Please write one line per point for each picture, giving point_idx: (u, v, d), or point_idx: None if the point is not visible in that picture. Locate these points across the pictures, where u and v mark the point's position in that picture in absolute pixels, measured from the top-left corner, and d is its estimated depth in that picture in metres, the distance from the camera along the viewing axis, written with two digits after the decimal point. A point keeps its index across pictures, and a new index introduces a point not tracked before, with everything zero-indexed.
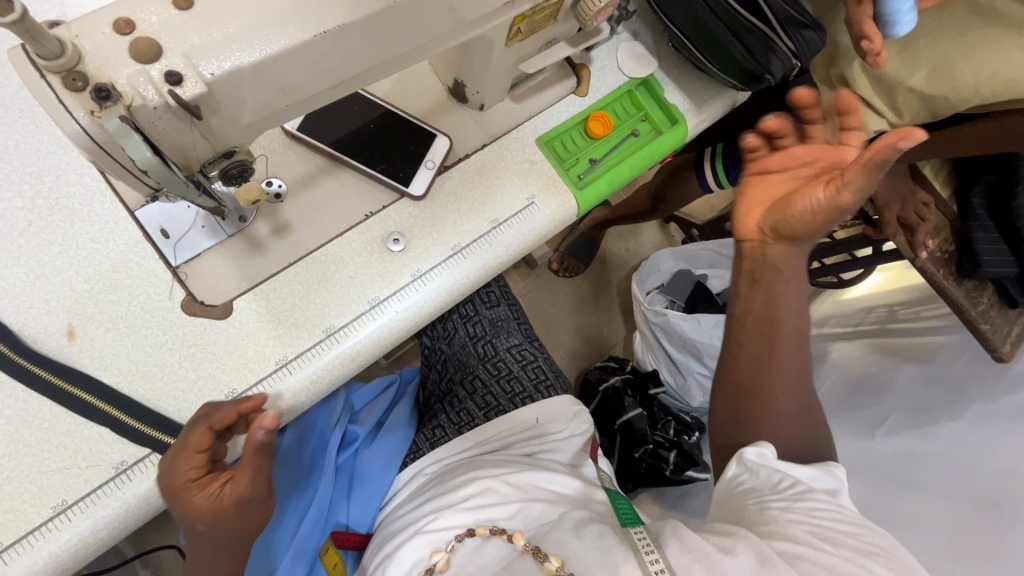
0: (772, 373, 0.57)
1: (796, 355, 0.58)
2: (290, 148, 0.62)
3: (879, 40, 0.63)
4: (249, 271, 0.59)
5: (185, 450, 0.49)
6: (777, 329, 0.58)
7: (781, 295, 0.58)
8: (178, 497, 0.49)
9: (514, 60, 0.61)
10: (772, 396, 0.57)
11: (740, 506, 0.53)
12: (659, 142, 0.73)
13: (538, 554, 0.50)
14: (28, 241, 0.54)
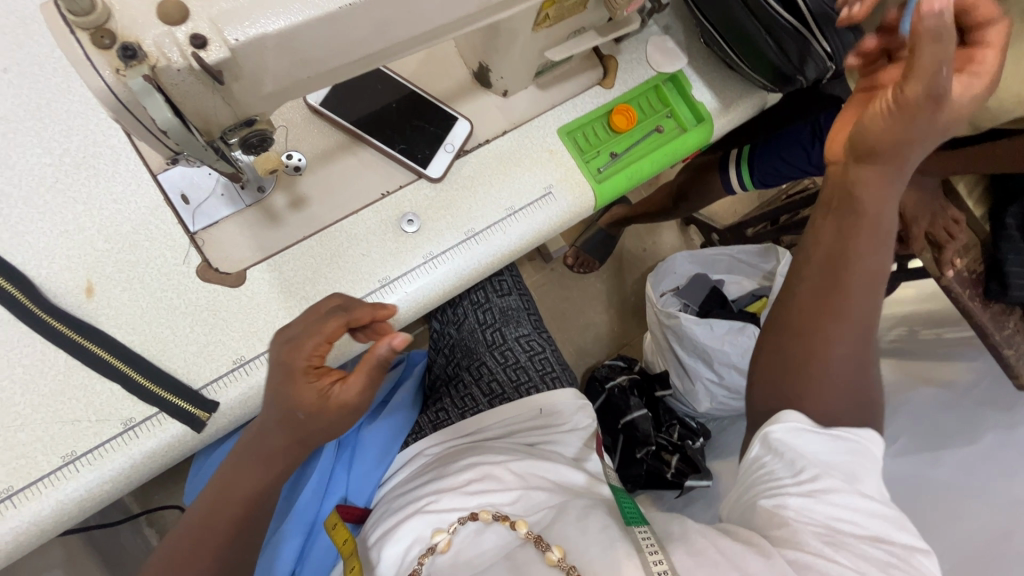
0: (831, 315, 0.52)
1: (859, 301, 0.52)
2: (312, 123, 0.62)
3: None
4: (264, 242, 0.60)
5: (314, 336, 0.47)
6: (847, 267, 0.52)
7: (858, 227, 0.52)
8: (286, 382, 0.47)
9: (540, 47, 0.60)
10: (826, 344, 0.52)
11: (759, 491, 0.51)
12: (683, 139, 0.71)
13: (540, 543, 0.49)
14: (54, 196, 0.56)
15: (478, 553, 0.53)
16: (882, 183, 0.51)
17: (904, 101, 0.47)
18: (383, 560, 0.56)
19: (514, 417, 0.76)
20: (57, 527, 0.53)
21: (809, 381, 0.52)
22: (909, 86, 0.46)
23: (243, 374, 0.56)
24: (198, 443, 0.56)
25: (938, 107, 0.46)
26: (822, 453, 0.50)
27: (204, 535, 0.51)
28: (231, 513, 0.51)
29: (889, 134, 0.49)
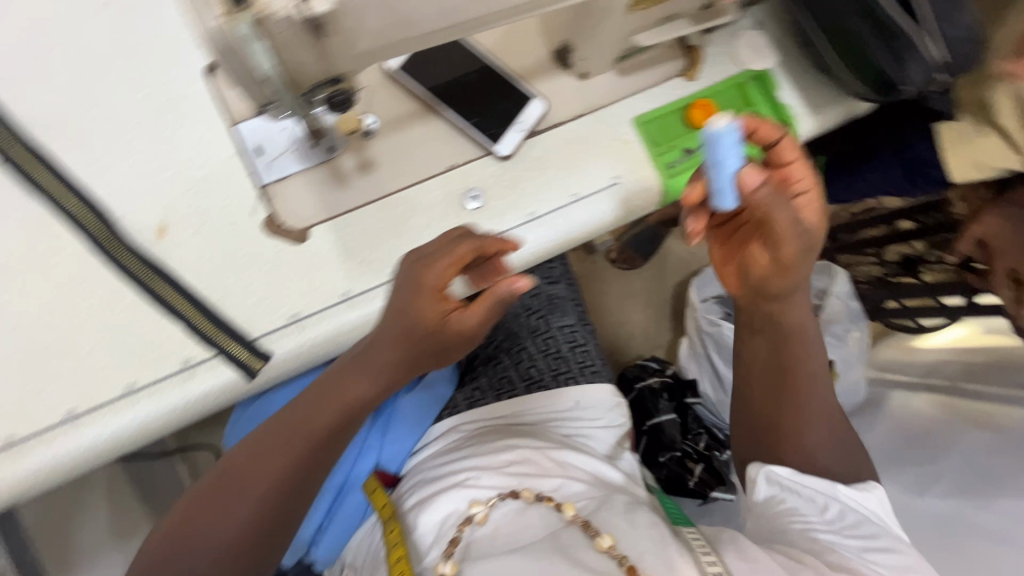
0: (796, 413, 0.65)
1: (817, 392, 0.65)
2: (388, 87, 0.62)
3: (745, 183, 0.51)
4: (330, 202, 0.60)
5: (447, 260, 0.51)
6: (792, 377, 0.65)
7: (785, 345, 0.64)
8: (415, 298, 0.50)
9: (629, 31, 0.58)
10: (803, 433, 0.64)
11: (778, 525, 0.60)
12: (761, 142, 0.68)
13: (590, 529, 0.51)
14: (138, 136, 0.57)
15: (520, 527, 0.55)
16: (792, 306, 0.62)
17: (785, 262, 0.57)
18: (419, 527, 0.57)
19: (549, 405, 0.75)
20: (113, 452, 0.55)
21: (797, 451, 0.64)
22: (783, 253, 0.57)
23: (296, 330, 0.57)
24: (248, 391, 0.58)
25: (810, 250, 0.58)
26: (819, 486, 0.61)
27: (295, 436, 0.54)
28: (328, 420, 0.54)
29: (782, 282, 0.59)
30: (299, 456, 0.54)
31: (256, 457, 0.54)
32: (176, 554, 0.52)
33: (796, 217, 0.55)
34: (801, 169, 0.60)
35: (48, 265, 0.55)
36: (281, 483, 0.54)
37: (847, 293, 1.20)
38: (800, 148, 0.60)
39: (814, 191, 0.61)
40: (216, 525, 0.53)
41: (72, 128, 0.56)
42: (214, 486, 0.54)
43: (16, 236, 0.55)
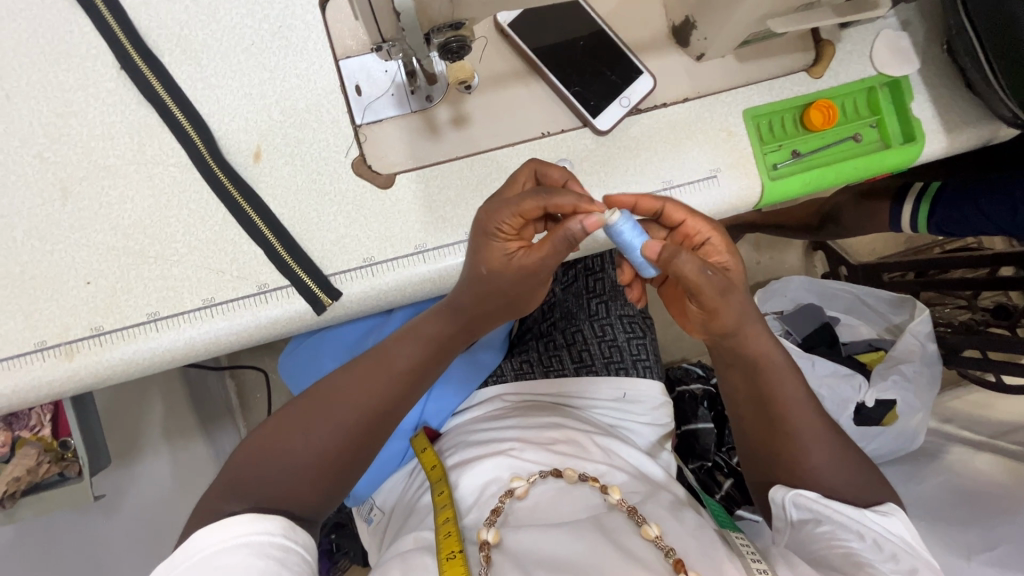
0: (791, 436, 0.58)
1: (807, 418, 0.58)
2: (494, 42, 0.60)
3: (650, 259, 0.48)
4: (419, 151, 0.59)
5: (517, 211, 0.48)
6: (772, 407, 0.58)
7: (762, 377, 0.57)
8: (485, 239, 0.50)
9: (764, 14, 0.53)
10: (804, 454, 0.58)
11: (813, 550, 0.56)
12: (881, 156, 0.62)
13: (637, 516, 0.52)
14: (247, 59, 0.58)
15: (561, 503, 0.55)
16: (756, 336, 0.54)
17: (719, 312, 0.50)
18: (460, 487, 0.58)
19: (595, 392, 0.74)
20: (184, 359, 0.58)
21: (802, 471, 0.58)
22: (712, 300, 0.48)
23: (368, 273, 0.58)
24: (313, 324, 0.59)
25: (732, 290, 0.49)
26: (848, 512, 0.55)
27: (376, 371, 0.54)
28: (409, 357, 0.54)
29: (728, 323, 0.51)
30: (379, 392, 0.53)
31: (337, 390, 0.53)
32: (247, 481, 0.49)
33: (701, 264, 0.46)
34: (694, 220, 0.52)
35: (150, 173, 0.57)
36: (359, 417, 0.52)
37: (925, 333, 1.11)
38: (686, 206, 0.52)
39: (723, 238, 0.52)
40: (290, 452, 0.50)
41: (189, 43, 0.58)
42: (290, 416, 0.52)
43: (125, 140, 0.57)
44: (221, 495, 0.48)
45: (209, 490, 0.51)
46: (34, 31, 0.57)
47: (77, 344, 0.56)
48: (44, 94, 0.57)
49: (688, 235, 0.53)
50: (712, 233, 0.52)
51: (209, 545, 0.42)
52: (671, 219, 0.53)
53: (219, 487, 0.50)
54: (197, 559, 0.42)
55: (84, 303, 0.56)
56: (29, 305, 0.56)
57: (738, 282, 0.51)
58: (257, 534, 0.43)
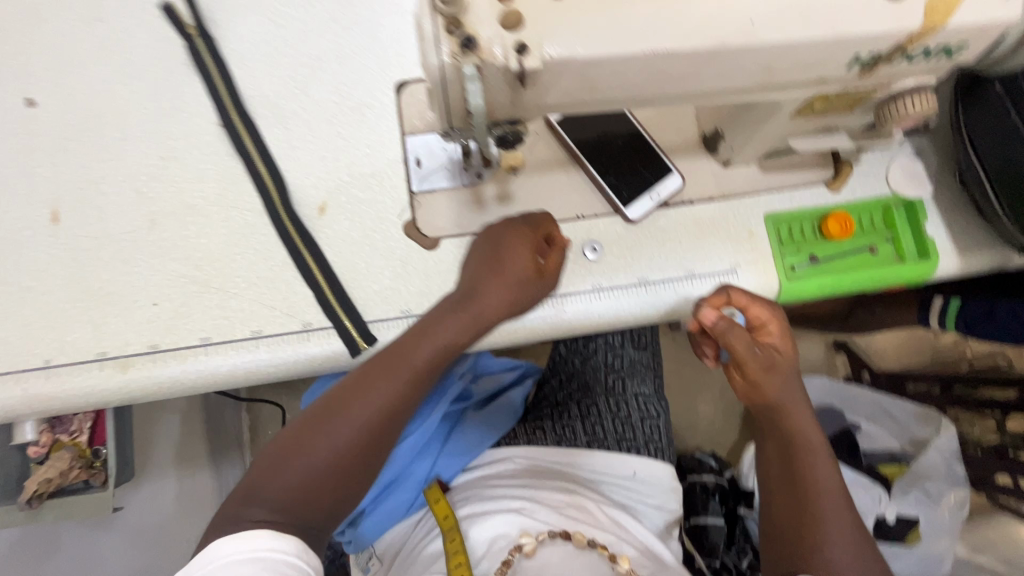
0: (811, 513, 0.58)
1: (832, 500, 0.58)
2: (541, 135, 0.68)
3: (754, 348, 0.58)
4: (464, 221, 0.66)
5: (528, 232, 0.57)
6: (808, 490, 0.58)
7: (806, 455, 0.59)
8: (505, 249, 0.56)
9: (787, 134, 0.59)
10: (822, 540, 0.57)
11: None
12: (896, 269, 0.66)
13: None
14: (328, 128, 0.67)
15: (570, 564, 0.55)
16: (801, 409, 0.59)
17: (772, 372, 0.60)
18: (470, 539, 0.59)
19: (605, 467, 0.75)
20: (223, 384, 0.63)
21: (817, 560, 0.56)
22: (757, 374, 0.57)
23: (404, 324, 0.63)
24: (347, 365, 0.64)
25: (781, 373, 0.59)
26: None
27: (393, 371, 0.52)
28: (425, 357, 0.53)
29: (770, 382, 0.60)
30: (392, 393, 0.52)
31: (351, 390, 0.52)
32: (264, 489, 0.50)
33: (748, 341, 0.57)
34: (758, 305, 0.58)
35: (228, 214, 0.65)
36: (375, 418, 0.52)
37: (949, 450, 1.08)
38: (750, 295, 0.58)
39: (780, 321, 0.58)
40: (308, 456, 0.50)
41: (281, 110, 0.67)
42: (310, 417, 0.52)
43: (213, 184, 0.65)
44: (240, 503, 0.50)
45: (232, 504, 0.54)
46: (155, 88, 0.67)
47: (133, 359, 0.61)
48: (153, 140, 0.66)
49: (752, 318, 0.59)
50: (772, 315, 0.58)
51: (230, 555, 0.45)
52: (738, 305, 0.58)
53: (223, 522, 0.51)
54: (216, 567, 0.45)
55: (147, 322, 0.62)
56: (100, 318, 0.62)
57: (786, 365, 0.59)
58: (274, 552, 0.46)
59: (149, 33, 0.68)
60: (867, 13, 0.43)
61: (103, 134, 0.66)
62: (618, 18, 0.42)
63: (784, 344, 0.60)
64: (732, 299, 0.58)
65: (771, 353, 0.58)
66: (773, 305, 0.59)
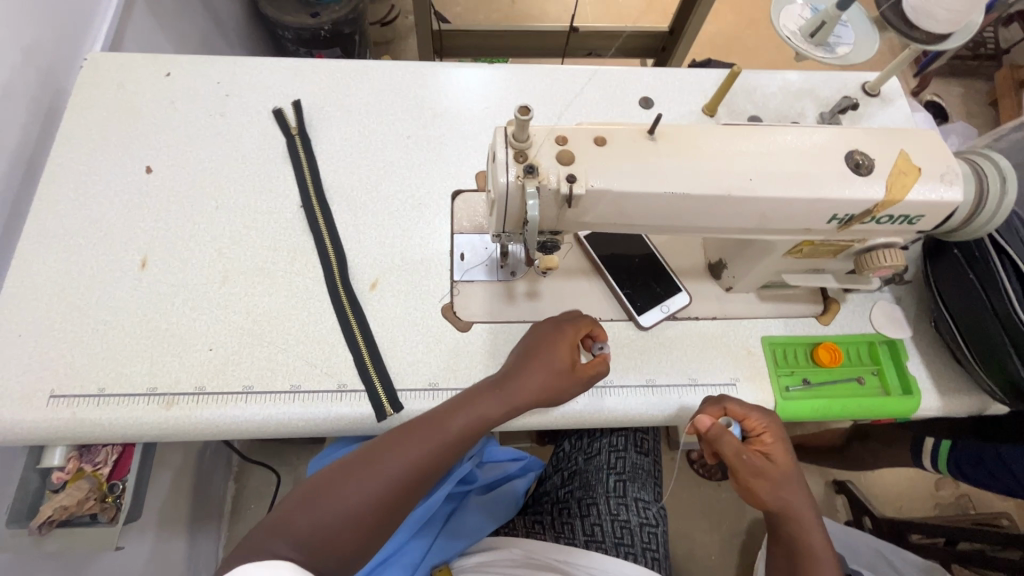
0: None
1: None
2: (571, 245, 0.79)
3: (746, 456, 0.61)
4: (495, 310, 0.75)
5: (571, 326, 0.66)
6: None
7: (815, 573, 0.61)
8: (552, 342, 0.65)
9: (781, 270, 0.69)
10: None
11: None
12: (882, 401, 0.72)
13: None
14: (390, 219, 0.79)
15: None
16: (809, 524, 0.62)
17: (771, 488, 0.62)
18: None
19: (600, 566, 0.74)
20: (253, 433, 0.67)
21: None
22: (750, 478, 0.61)
23: (430, 396, 0.69)
24: (370, 429, 0.68)
25: (780, 482, 0.62)
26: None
27: (428, 435, 0.59)
28: (460, 425, 0.60)
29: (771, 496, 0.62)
30: (423, 454, 0.58)
31: (385, 448, 0.58)
32: (293, 525, 0.54)
33: (739, 448, 0.61)
34: (753, 415, 0.63)
35: (292, 280, 0.74)
36: (408, 476, 0.58)
37: None
38: (743, 406, 0.63)
39: (774, 433, 0.63)
40: (335, 504, 0.55)
41: (354, 201, 0.80)
42: (344, 465, 0.57)
43: (284, 253, 0.75)
44: (266, 538, 0.54)
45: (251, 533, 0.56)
46: (253, 171, 0.80)
47: (178, 397, 0.66)
48: (241, 211, 0.78)
49: (749, 427, 0.64)
50: (767, 425, 0.63)
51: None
52: (734, 416, 0.63)
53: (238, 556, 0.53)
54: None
55: (199, 364, 0.68)
56: (159, 356, 0.68)
57: (784, 476, 0.62)
58: None
59: (259, 130, 0.83)
60: (841, 183, 0.55)
61: (202, 203, 0.78)
62: (647, 166, 0.54)
63: (783, 458, 0.63)
64: (727, 410, 0.63)
65: (766, 462, 0.62)
66: (767, 415, 0.64)
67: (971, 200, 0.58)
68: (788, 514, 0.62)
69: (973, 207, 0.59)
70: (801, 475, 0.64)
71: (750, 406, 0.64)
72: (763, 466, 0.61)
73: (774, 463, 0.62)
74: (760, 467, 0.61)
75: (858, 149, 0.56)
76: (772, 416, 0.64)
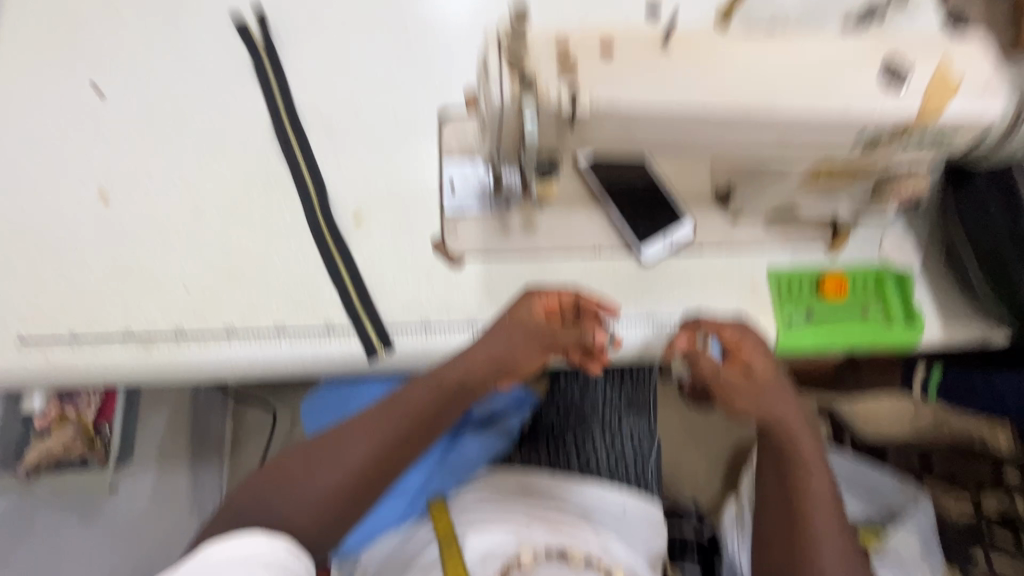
0: (801, 530, 0.60)
1: (824, 517, 0.61)
2: (569, 172, 0.73)
3: (724, 375, 0.60)
4: (487, 242, 0.70)
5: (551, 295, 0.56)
6: (809, 531, 0.60)
7: (809, 499, 0.61)
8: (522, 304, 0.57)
9: (793, 195, 0.65)
10: (812, 555, 0.60)
11: None
12: (884, 332, 0.70)
13: None
14: (371, 145, 0.72)
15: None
16: (803, 444, 0.62)
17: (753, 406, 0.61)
18: (468, 547, 0.60)
19: (598, 496, 0.76)
20: (240, 374, 0.65)
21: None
22: (734, 395, 0.60)
23: (423, 334, 0.66)
24: (362, 368, 0.66)
25: (762, 398, 0.60)
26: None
27: (393, 413, 0.57)
28: (421, 398, 0.57)
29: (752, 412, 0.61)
30: (390, 434, 0.56)
31: (347, 431, 0.56)
32: (259, 510, 0.54)
33: (717, 364, 0.60)
34: (728, 329, 0.60)
35: (269, 213, 0.68)
36: (368, 461, 0.55)
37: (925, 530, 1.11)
38: (718, 321, 0.60)
39: (752, 346, 0.60)
40: (299, 488, 0.54)
41: (330, 124, 0.72)
42: (304, 452, 0.56)
43: (258, 184, 0.69)
44: (232, 518, 0.53)
45: (230, 502, 0.56)
46: (215, 91, 0.72)
47: (158, 339, 0.63)
48: (206, 138, 0.70)
49: (728, 344, 0.61)
50: (744, 338, 0.60)
51: (262, 549, 0.47)
52: (710, 333, 0.61)
53: (229, 516, 0.54)
54: (244, 557, 0.46)
55: (176, 305, 0.64)
56: (132, 297, 0.64)
57: (766, 390, 0.61)
58: (274, 552, 0.47)
59: (218, 43, 0.74)
60: (872, 96, 0.49)
61: (161, 128, 0.70)
62: (658, 76, 0.48)
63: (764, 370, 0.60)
64: (702, 327, 0.61)
65: (745, 377, 0.60)
66: (744, 327, 0.61)
67: (1014, 109, 0.50)
68: (779, 424, 0.61)
69: (1014, 119, 0.51)
70: (787, 381, 0.63)
71: (725, 320, 0.61)
72: (742, 383, 0.60)
73: (754, 377, 0.60)
74: (738, 386, 0.60)
75: (895, 54, 0.50)
76: (749, 327, 0.61)
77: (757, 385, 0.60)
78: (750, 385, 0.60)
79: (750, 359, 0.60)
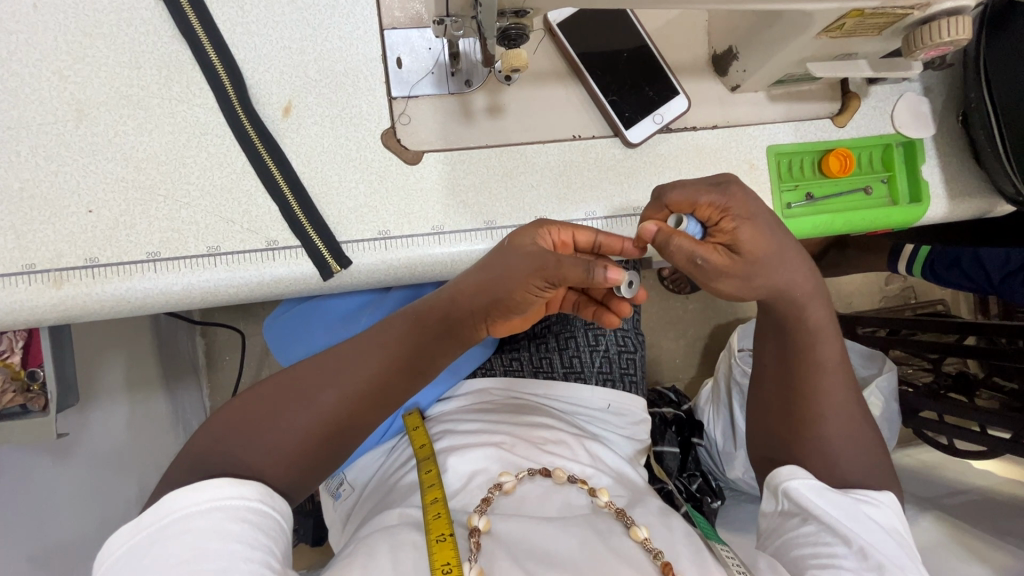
0: (802, 401, 0.56)
1: (834, 381, 0.56)
2: (543, 40, 0.61)
3: (709, 253, 0.46)
4: (450, 134, 0.60)
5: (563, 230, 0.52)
6: (813, 404, 0.56)
7: (814, 376, 0.55)
8: (524, 235, 0.51)
9: (806, 56, 0.55)
10: (814, 422, 0.55)
11: (792, 545, 0.52)
12: (887, 212, 0.65)
13: (625, 517, 0.51)
14: (291, 12, 0.57)
15: (547, 501, 0.54)
16: (815, 317, 0.54)
17: (749, 284, 0.48)
18: (448, 472, 0.57)
19: (582, 398, 0.75)
20: (177, 306, 0.56)
21: (808, 454, 0.55)
22: (720, 280, 0.47)
23: (382, 247, 0.58)
24: (317, 289, 0.58)
25: (756, 273, 0.48)
26: (835, 511, 0.51)
27: (370, 351, 0.53)
28: (400, 333, 0.53)
29: (749, 291, 0.49)
30: (368, 373, 0.52)
31: (316, 372, 0.52)
32: (216, 460, 0.47)
33: (692, 248, 0.46)
34: (703, 197, 0.47)
35: (173, 109, 0.55)
36: (340, 402, 0.51)
37: (889, 391, 1.04)
38: (689, 191, 0.48)
39: (737, 211, 0.47)
40: (268, 434, 0.49)
41: None
42: (264, 396, 0.51)
43: (154, 72, 0.55)
44: (186, 469, 0.48)
45: (180, 455, 0.50)
46: None
47: (68, 273, 0.53)
48: (73, 10, 0.55)
49: (705, 217, 0.48)
50: (727, 204, 0.47)
51: (227, 496, 0.44)
52: (681, 210, 0.48)
53: (183, 466, 0.48)
54: (209, 505, 0.43)
55: (82, 231, 0.54)
56: (23, 225, 0.53)
57: (762, 263, 0.48)
58: (233, 498, 0.44)
59: None
60: None
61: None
62: None
63: (756, 239, 0.47)
64: (669, 205, 0.49)
65: (730, 255, 0.47)
66: (726, 188, 0.47)
67: None
68: (785, 296, 0.51)
69: None
70: (794, 243, 0.50)
71: (699, 186, 0.48)
72: (732, 258, 0.47)
73: (744, 253, 0.47)
74: (727, 263, 0.47)
75: None
76: (733, 185, 0.48)
77: (750, 258, 0.47)
78: (741, 259, 0.47)
79: (738, 228, 0.47)
